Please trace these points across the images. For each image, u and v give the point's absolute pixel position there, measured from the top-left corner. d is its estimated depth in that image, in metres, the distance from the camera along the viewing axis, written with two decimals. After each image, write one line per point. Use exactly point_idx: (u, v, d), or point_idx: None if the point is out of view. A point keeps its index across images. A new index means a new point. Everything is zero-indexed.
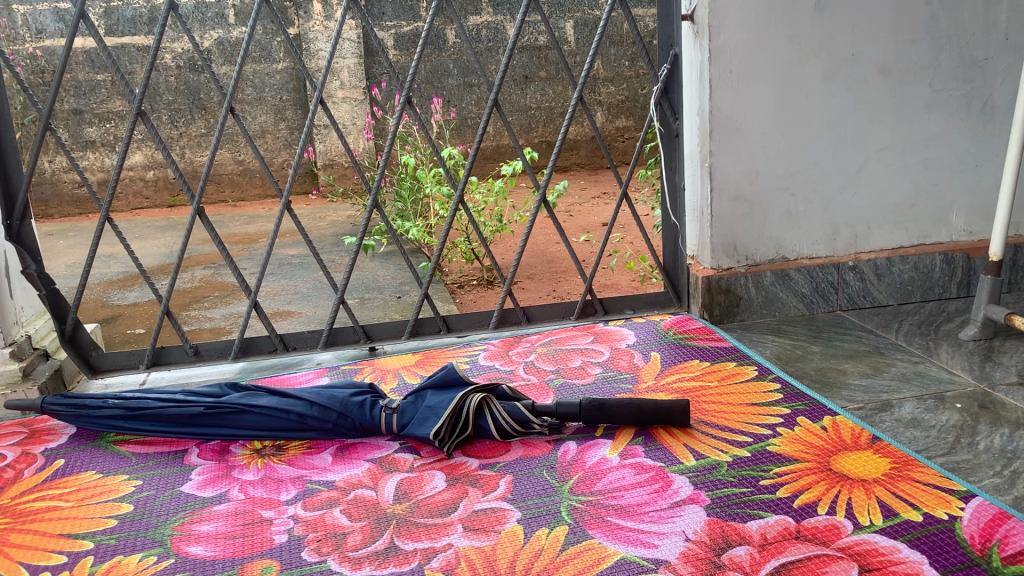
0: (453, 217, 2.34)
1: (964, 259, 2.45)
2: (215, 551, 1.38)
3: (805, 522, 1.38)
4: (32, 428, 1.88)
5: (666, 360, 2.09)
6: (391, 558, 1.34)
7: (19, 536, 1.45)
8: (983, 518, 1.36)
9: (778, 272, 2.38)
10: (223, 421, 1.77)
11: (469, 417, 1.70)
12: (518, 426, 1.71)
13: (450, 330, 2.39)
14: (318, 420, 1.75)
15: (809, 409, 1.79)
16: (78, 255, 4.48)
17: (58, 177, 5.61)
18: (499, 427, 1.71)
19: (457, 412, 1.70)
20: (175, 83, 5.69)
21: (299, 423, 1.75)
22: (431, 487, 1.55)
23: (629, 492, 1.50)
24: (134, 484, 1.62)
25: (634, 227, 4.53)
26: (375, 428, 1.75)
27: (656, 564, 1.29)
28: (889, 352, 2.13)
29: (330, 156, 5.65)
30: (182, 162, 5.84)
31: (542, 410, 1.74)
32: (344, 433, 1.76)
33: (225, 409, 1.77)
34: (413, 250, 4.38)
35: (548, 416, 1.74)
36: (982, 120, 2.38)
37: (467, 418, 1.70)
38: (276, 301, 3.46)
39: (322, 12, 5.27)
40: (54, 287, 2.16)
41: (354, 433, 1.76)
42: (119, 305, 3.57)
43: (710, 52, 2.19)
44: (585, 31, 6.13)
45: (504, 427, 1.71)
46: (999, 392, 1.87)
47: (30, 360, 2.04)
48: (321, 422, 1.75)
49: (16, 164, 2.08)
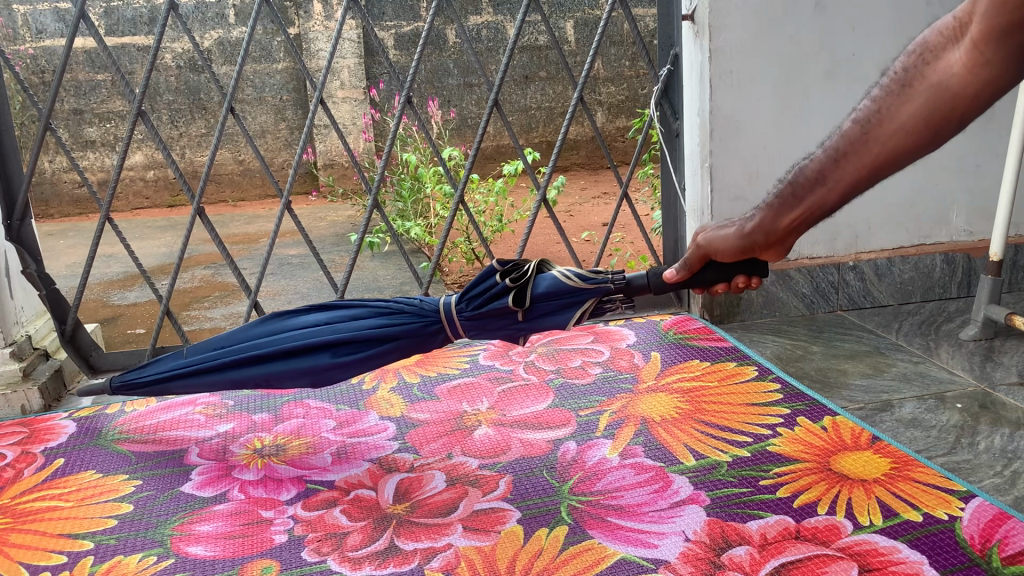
0: (453, 216, 2.33)
1: (964, 260, 2.45)
2: (215, 551, 1.38)
3: (805, 522, 1.37)
4: (32, 428, 1.89)
5: (666, 360, 2.09)
6: (390, 558, 1.34)
7: (19, 536, 1.45)
8: (984, 518, 1.36)
9: (778, 272, 2.38)
10: (280, 324, 1.73)
11: (528, 273, 1.66)
12: (581, 282, 1.64)
13: None
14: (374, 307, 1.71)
15: (808, 409, 1.79)
16: (79, 255, 4.48)
17: (58, 177, 5.61)
18: (562, 278, 1.65)
19: (512, 265, 1.67)
20: (176, 83, 5.69)
21: (356, 316, 1.71)
22: (432, 487, 1.55)
23: (629, 492, 1.50)
24: (134, 484, 1.62)
25: (634, 227, 4.53)
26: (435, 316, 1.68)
27: (656, 565, 1.29)
28: (889, 352, 2.13)
29: (330, 156, 5.64)
30: (182, 161, 5.83)
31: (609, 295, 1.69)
32: (399, 310, 1.69)
33: (280, 313, 1.76)
34: (413, 249, 4.38)
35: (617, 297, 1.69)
36: (982, 119, 2.38)
37: (526, 276, 1.67)
38: (276, 301, 3.46)
39: (322, 12, 5.26)
40: (54, 287, 2.14)
41: (410, 312, 1.69)
42: (119, 305, 3.57)
43: (710, 51, 2.18)
44: (585, 31, 6.12)
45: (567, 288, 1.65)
46: (999, 392, 1.87)
47: (30, 360, 2.05)
48: (379, 305, 1.70)
49: (16, 164, 2.07)
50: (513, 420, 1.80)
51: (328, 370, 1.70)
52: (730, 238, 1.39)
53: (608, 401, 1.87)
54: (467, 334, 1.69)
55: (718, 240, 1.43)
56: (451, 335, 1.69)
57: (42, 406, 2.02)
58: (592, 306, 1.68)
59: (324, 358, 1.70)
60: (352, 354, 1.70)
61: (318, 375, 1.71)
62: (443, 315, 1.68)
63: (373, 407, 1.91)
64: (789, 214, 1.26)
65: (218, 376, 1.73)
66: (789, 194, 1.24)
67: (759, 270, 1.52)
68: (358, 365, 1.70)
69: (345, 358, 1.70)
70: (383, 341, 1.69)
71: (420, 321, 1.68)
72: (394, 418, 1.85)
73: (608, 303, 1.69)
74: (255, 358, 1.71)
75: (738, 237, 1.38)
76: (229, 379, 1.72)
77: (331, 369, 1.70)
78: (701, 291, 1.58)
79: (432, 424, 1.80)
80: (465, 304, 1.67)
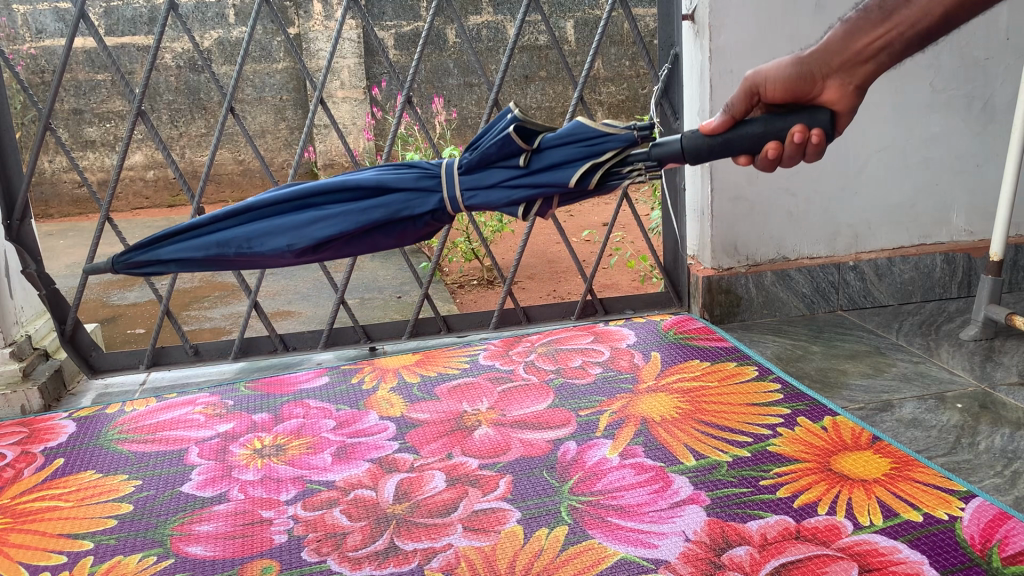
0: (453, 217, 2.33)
1: (964, 260, 2.45)
2: (214, 551, 1.38)
3: (805, 522, 1.37)
4: (32, 428, 1.89)
5: (666, 360, 2.09)
6: (390, 558, 1.34)
7: (19, 536, 1.45)
8: (984, 518, 1.36)
9: (778, 272, 2.38)
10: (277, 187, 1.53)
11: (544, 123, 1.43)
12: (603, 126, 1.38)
13: (450, 330, 2.39)
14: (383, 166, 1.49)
15: (809, 409, 1.78)
16: (79, 255, 4.48)
17: (58, 176, 5.61)
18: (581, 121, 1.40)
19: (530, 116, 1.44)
20: (176, 83, 5.69)
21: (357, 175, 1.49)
22: (431, 487, 1.55)
23: (629, 492, 1.50)
24: (134, 484, 1.61)
25: (635, 227, 4.53)
26: (438, 173, 1.43)
27: (656, 565, 1.29)
28: (889, 352, 2.13)
29: (330, 156, 5.64)
30: (182, 162, 5.83)
31: (633, 155, 1.40)
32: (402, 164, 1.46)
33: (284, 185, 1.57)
34: (413, 249, 4.38)
35: (641, 161, 1.39)
36: (983, 120, 2.37)
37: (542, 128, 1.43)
38: (276, 301, 3.46)
39: (322, 12, 5.26)
40: (54, 287, 2.14)
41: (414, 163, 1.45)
42: (119, 305, 3.57)
43: (711, 51, 2.18)
44: (585, 31, 6.12)
45: (583, 135, 1.39)
46: (1000, 392, 1.87)
47: (30, 360, 2.05)
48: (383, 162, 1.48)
49: (16, 164, 2.07)
50: (513, 420, 1.80)
51: (313, 223, 1.45)
52: (785, 62, 1.40)
53: (608, 401, 1.87)
54: (463, 199, 1.43)
55: (767, 68, 1.41)
56: (448, 197, 1.42)
57: (41, 406, 2.02)
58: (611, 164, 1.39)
59: (313, 210, 1.46)
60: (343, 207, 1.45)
61: (302, 232, 1.46)
62: (441, 167, 1.43)
63: (373, 407, 1.91)
64: (870, 32, 1.35)
65: (202, 239, 1.52)
66: (876, 9, 1.35)
67: (819, 121, 1.37)
68: (346, 219, 1.44)
69: (336, 213, 1.45)
70: (379, 191, 1.43)
71: (423, 170, 1.44)
72: (394, 418, 1.84)
73: (628, 169, 1.40)
74: (242, 212, 1.49)
75: (794, 63, 1.39)
76: (211, 239, 1.51)
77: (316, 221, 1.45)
78: (746, 150, 1.38)
79: (432, 424, 1.80)
80: (463, 156, 1.42)
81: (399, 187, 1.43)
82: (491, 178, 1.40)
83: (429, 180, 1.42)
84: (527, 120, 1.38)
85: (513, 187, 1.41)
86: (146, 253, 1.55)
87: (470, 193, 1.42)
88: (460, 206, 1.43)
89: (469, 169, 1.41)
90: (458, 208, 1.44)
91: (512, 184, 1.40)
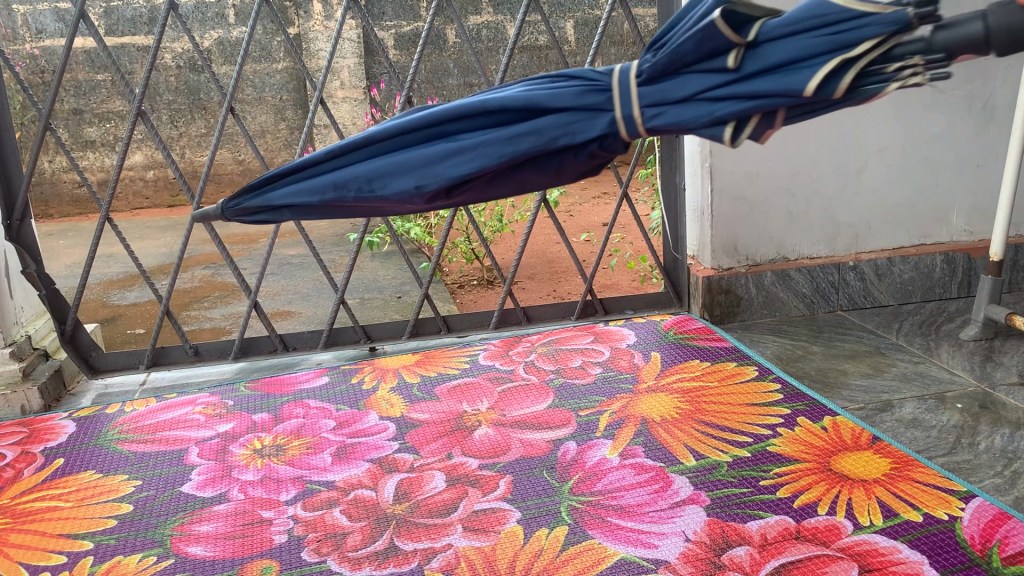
0: (454, 216, 2.32)
1: (965, 260, 2.45)
2: (214, 551, 1.38)
3: (805, 522, 1.37)
4: (32, 428, 1.89)
5: (666, 360, 2.09)
6: (390, 558, 1.34)
7: (19, 536, 1.45)
8: (984, 518, 1.36)
9: (779, 272, 2.38)
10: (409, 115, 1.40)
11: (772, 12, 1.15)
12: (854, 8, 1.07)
13: (450, 330, 2.39)
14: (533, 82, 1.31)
15: (809, 409, 1.78)
16: (79, 255, 4.48)
17: (58, 177, 5.61)
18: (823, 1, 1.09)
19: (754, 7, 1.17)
20: (176, 83, 5.69)
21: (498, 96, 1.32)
22: (431, 487, 1.55)
23: (629, 493, 1.50)
24: (134, 484, 1.62)
25: (634, 227, 4.53)
26: (598, 88, 1.23)
27: (656, 565, 1.29)
28: (889, 352, 2.13)
29: None
30: (182, 162, 5.83)
31: (904, 46, 1.05)
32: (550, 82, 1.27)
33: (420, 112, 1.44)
34: (413, 249, 4.38)
35: (915, 54, 1.04)
36: (983, 120, 2.37)
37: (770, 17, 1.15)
38: (277, 301, 3.46)
39: (322, 12, 5.26)
40: (54, 287, 2.14)
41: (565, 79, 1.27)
42: (119, 305, 3.57)
43: None
44: (585, 31, 6.12)
45: (822, 20, 1.08)
46: (999, 392, 1.86)
47: (30, 360, 2.05)
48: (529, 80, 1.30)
49: (16, 164, 2.07)
50: (513, 420, 1.80)
51: (449, 157, 1.30)
52: None
53: (608, 401, 1.87)
54: (648, 120, 1.20)
55: None
56: (619, 115, 1.21)
57: (41, 406, 2.02)
58: (864, 60, 1.06)
59: (449, 141, 1.31)
60: (482, 134, 1.29)
61: (438, 166, 1.31)
62: (615, 78, 1.22)
63: (373, 407, 1.91)
64: None
65: (326, 179, 1.43)
66: None
67: None
68: (487, 150, 1.28)
69: (471, 143, 1.30)
70: (525, 116, 1.27)
71: (576, 86, 1.24)
72: (394, 418, 1.84)
73: (895, 66, 1.05)
74: (370, 146, 1.38)
75: None
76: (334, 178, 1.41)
77: (451, 155, 1.31)
78: None
79: (432, 424, 1.80)
80: (652, 59, 1.19)
81: (555, 107, 1.25)
82: (688, 89, 1.17)
83: (595, 95, 1.23)
84: (739, 4, 1.12)
85: (715, 99, 1.16)
86: (263, 195, 1.51)
87: (655, 110, 1.20)
88: (641, 128, 1.21)
89: (659, 78, 1.19)
90: (637, 130, 1.23)
91: (715, 94, 1.15)
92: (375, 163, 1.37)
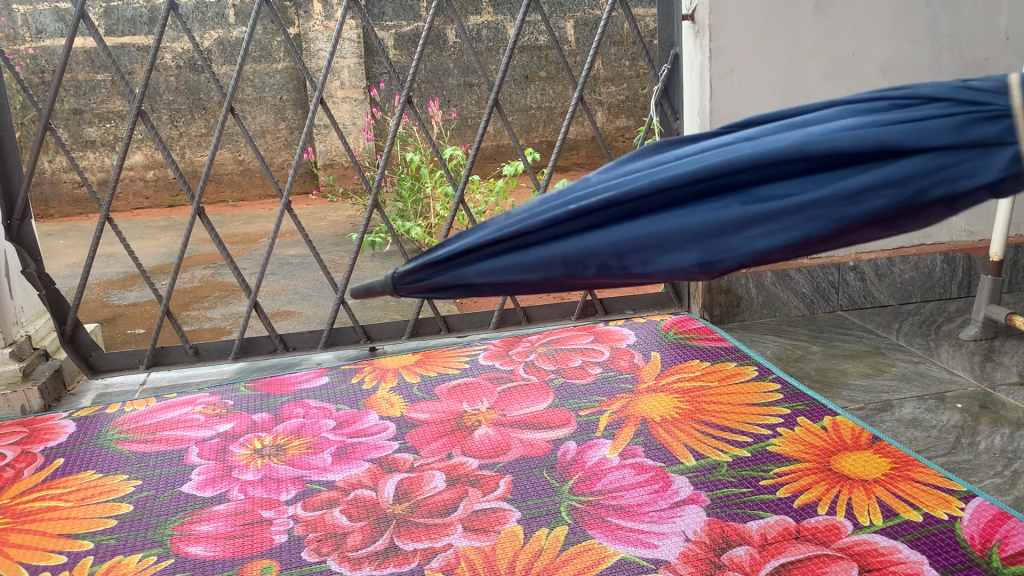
0: (454, 216, 2.32)
1: (965, 260, 2.45)
2: (214, 551, 1.38)
3: (805, 522, 1.37)
4: (32, 428, 1.89)
5: (666, 360, 2.09)
6: (391, 558, 1.34)
7: (19, 536, 1.45)
8: (984, 518, 1.36)
9: (779, 272, 2.38)
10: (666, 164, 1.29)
11: None
12: None
13: (450, 330, 2.39)
14: (850, 110, 1.20)
15: (809, 409, 1.78)
16: (79, 255, 4.48)
17: (58, 177, 5.61)
18: None
19: None
20: (176, 83, 5.69)
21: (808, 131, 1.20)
22: (432, 487, 1.55)
23: (629, 492, 1.50)
24: (134, 484, 1.62)
25: None
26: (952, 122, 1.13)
27: (656, 565, 1.29)
28: (889, 352, 2.13)
29: (330, 156, 5.65)
30: (182, 161, 5.83)
31: None
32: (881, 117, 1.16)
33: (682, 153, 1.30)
34: (414, 249, 4.38)
35: None
36: None
37: None
38: (277, 301, 3.46)
39: (322, 12, 5.26)
40: (54, 287, 2.14)
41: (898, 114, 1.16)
42: (119, 305, 3.57)
43: (710, 51, 2.18)
44: (585, 31, 6.12)
45: None
46: (1000, 392, 1.87)
47: (30, 360, 2.05)
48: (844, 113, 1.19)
49: (16, 164, 2.07)
50: (513, 420, 1.80)
51: (762, 225, 1.22)
52: None
53: (608, 401, 1.87)
54: None
55: None
56: None
57: (42, 407, 2.02)
58: None
59: (751, 199, 1.22)
60: (808, 186, 1.19)
61: (746, 234, 1.23)
62: None
63: (373, 407, 1.91)
64: None
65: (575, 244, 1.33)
66: None
67: None
68: (817, 213, 1.18)
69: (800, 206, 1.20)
70: (856, 171, 1.16)
71: (918, 124, 1.14)
72: (394, 418, 1.85)
73: None
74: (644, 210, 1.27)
75: None
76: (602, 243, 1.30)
77: (764, 216, 1.21)
78: None
79: (432, 424, 1.80)
80: None
81: (915, 148, 1.13)
82: None
83: (973, 128, 1.11)
84: None
85: None
86: (454, 266, 1.40)
87: None
88: None
89: None
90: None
91: None
92: (629, 232, 1.29)
